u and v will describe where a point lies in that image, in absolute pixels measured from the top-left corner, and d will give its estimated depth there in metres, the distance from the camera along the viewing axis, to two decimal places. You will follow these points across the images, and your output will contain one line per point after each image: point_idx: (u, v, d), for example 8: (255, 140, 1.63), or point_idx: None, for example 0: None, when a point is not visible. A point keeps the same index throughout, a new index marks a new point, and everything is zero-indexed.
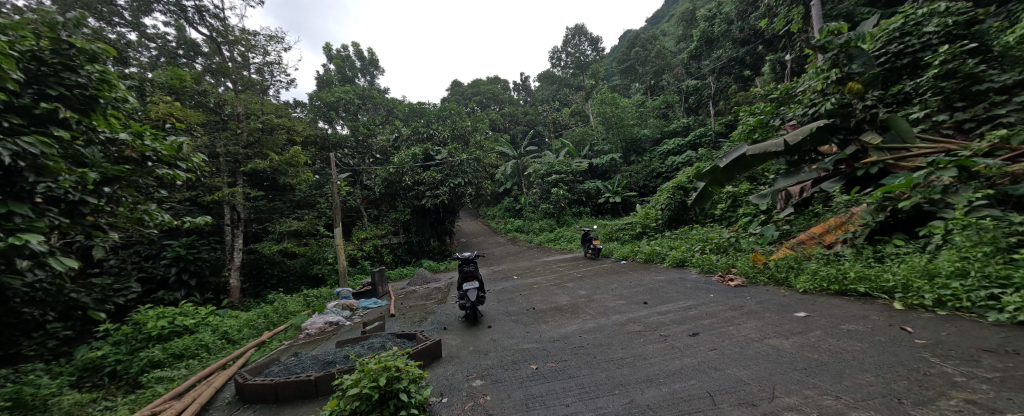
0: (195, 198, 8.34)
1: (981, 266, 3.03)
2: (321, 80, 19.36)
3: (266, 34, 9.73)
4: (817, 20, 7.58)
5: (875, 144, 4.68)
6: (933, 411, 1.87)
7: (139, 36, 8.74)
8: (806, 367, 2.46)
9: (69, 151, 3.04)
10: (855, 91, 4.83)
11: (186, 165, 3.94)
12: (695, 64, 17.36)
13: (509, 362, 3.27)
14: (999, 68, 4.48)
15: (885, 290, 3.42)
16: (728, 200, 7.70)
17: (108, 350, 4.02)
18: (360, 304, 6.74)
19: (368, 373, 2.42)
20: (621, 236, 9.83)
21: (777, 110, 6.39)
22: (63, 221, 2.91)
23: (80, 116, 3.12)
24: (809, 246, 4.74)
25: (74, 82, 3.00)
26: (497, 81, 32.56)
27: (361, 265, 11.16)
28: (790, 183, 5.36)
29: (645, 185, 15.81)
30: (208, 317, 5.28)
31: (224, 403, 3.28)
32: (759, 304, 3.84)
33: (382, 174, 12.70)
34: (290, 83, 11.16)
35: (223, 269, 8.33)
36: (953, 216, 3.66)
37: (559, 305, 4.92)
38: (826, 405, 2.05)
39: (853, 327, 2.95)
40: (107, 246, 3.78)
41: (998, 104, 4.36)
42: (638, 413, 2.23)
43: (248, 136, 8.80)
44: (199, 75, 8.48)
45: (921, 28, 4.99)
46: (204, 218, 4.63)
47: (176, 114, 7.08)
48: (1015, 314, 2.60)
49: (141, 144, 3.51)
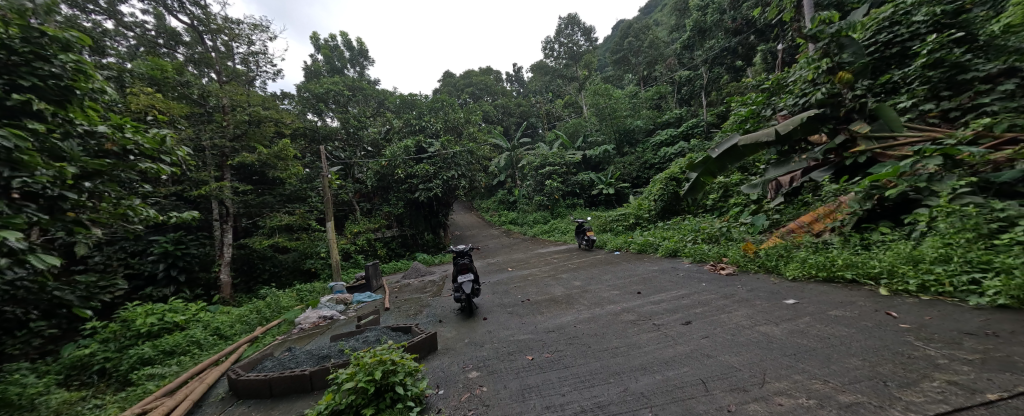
0: (182, 193, 8.14)
1: (964, 252, 3.11)
2: (309, 71, 18.96)
3: (250, 23, 9.43)
4: (807, 8, 7.59)
5: (864, 133, 4.75)
6: (916, 393, 1.92)
7: (116, 24, 8.43)
8: (794, 353, 2.52)
9: (45, 144, 2.91)
10: (845, 80, 4.88)
11: (171, 158, 3.81)
12: (688, 54, 16.81)
13: (505, 353, 3.29)
14: (984, 57, 4.51)
15: (871, 275, 3.50)
16: (719, 191, 7.79)
17: (97, 347, 3.95)
18: (354, 298, 6.73)
19: (364, 366, 2.43)
20: (615, 227, 9.92)
21: (768, 100, 6.44)
22: (41, 217, 2.81)
23: (56, 108, 2.99)
24: (798, 235, 4.83)
25: (48, 72, 2.86)
26: (489, 72, 32.29)
27: (354, 259, 11.08)
28: (780, 173, 5.35)
29: (638, 176, 15.85)
30: (199, 313, 5.21)
31: (217, 400, 3.24)
32: (750, 293, 3.91)
33: (374, 167, 12.50)
34: (276, 74, 10.90)
35: (213, 264, 8.22)
36: (938, 204, 3.74)
37: (553, 297, 4.95)
38: (814, 389, 2.09)
39: (841, 312, 3.02)
40: (91, 243, 3.67)
41: (982, 93, 4.43)
42: (633, 400, 2.26)
43: (235, 128, 8.62)
44: (181, 65, 8.19)
45: (910, 17, 5.02)
46: (193, 213, 4.46)
47: (158, 105, 6.82)
48: (995, 298, 2.69)
49: (122, 137, 3.39)
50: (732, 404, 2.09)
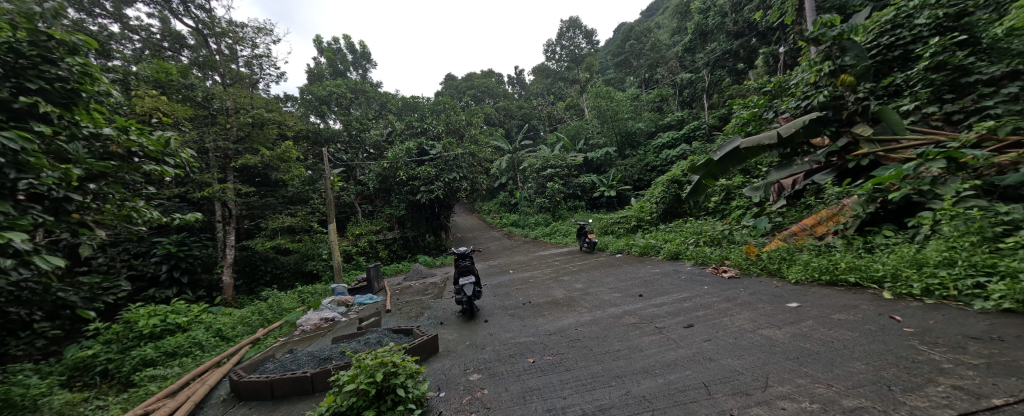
0: (184, 194, 8.18)
1: (969, 255, 3.09)
2: (313, 74, 19.12)
3: (254, 26, 9.52)
4: (810, 11, 7.58)
5: (866, 136, 4.74)
6: (921, 397, 1.91)
7: (122, 27, 8.51)
8: (797, 357, 2.50)
9: (51, 147, 2.96)
10: (848, 83, 4.86)
11: (175, 160, 3.83)
12: (689, 57, 16.84)
13: (506, 355, 3.28)
14: (988, 60, 4.51)
15: (874, 279, 3.48)
16: (721, 193, 7.78)
17: (100, 349, 3.97)
18: (355, 301, 6.73)
19: (365, 368, 2.43)
20: (616, 229, 9.91)
21: (770, 103, 6.45)
22: (46, 218, 2.83)
23: (62, 110, 3.02)
24: (801, 238, 4.81)
25: (55, 75, 2.87)
26: (491, 75, 32.52)
27: (356, 261, 11.16)
28: (783, 176, 5.33)
29: (639, 178, 15.86)
30: (201, 315, 5.23)
31: (219, 401, 3.24)
32: (751, 296, 3.89)
33: (375, 169, 12.59)
34: (279, 77, 10.98)
35: (216, 266, 8.26)
36: (942, 207, 3.72)
37: (555, 299, 4.93)
38: (817, 393, 2.08)
39: (844, 316, 3.00)
40: (95, 244, 3.68)
41: (986, 96, 4.40)
42: (635, 404, 2.24)
43: (238, 130, 8.67)
44: (185, 68, 8.27)
45: (913, 20, 5.03)
46: (196, 214, 4.45)
47: (163, 108, 6.85)
48: (1000, 302, 2.66)
49: (127, 139, 3.41)
50: (735, 408, 2.07)
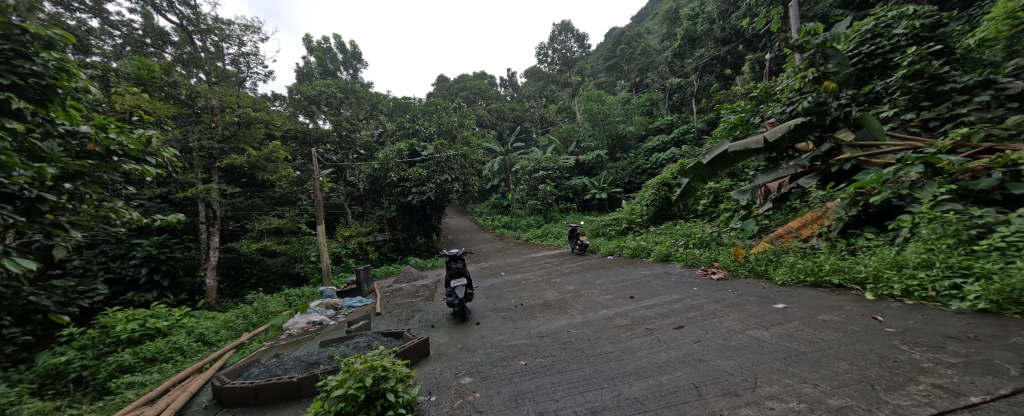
0: (166, 195, 7.94)
1: (945, 257, 3.20)
2: (301, 73, 18.84)
3: (241, 23, 9.34)
4: (794, 20, 7.77)
5: (848, 141, 4.86)
6: (903, 396, 1.96)
7: (102, 22, 8.25)
8: (785, 357, 2.55)
9: (24, 144, 2.84)
10: (831, 89, 4.98)
11: (156, 160, 3.69)
12: (678, 62, 17.25)
13: (498, 358, 3.26)
14: (961, 69, 4.69)
15: (858, 280, 3.56)
16: (710, 196, 7.93)
17: (74, 355, 3.82)
18: (344, 303, 6.62)
19: (354, 373, 2.38)
20: (608, 231, 9.99)
21: (757, 108, 6.59)
22: (18, 219, 2.72)
23: (36, 106, 2.92)
24: (787, 240, 4.90)
25: (29, 70, 2.79)
26: (483, 77, 32.57)
27: (345, 263, 11.02)
28: (769, 179, 5.43)
29: (630, 181, 16.03)
30: (183, 319, 5.07)
31: (201, 408, 3.14)
32: (740, 297, 3.96)
33: (366, 170, 12.40)
34: (268, 75, 10.78)
35: (198, 268, 8.04)
36: (920, 210, 3.85)
37: (547, 301, 4.93)
38: (804, 393, 2.12)
39: (829, 317, 3.07)
40: (70, 247, 3.53)
41: (960, 103, 4.58)
42: (627, 406, 2.25)
43: (223, 129, 8.48)
44: (169, 65, 8.04)
45: (891, 30, 5.22)
46: (179, 215, 4.31)
47: (144, 105, 6.65)
48: (976, 302, 2.76)
49: (105, 137, 3.22)
50: (725, 408, 2.10)
